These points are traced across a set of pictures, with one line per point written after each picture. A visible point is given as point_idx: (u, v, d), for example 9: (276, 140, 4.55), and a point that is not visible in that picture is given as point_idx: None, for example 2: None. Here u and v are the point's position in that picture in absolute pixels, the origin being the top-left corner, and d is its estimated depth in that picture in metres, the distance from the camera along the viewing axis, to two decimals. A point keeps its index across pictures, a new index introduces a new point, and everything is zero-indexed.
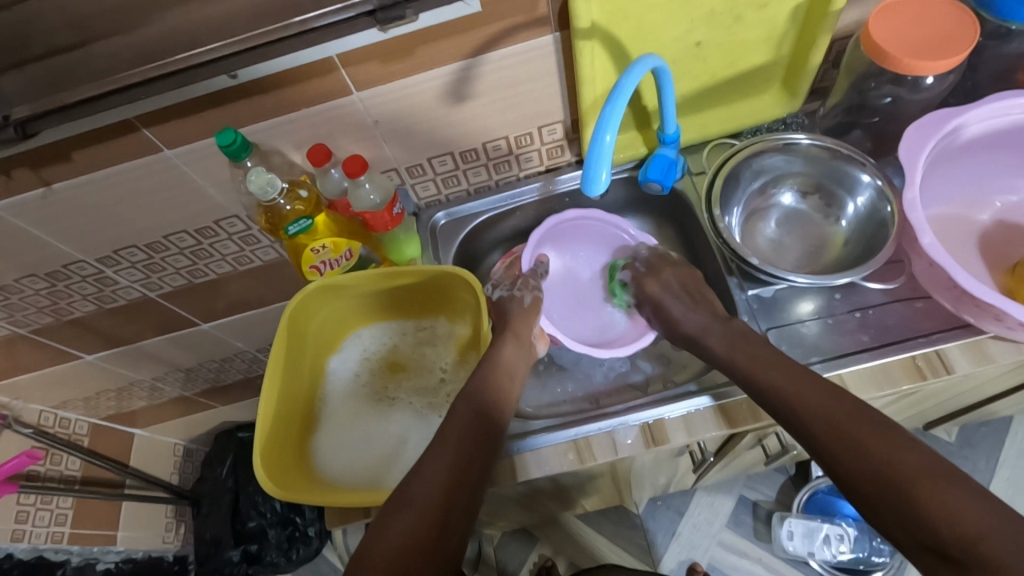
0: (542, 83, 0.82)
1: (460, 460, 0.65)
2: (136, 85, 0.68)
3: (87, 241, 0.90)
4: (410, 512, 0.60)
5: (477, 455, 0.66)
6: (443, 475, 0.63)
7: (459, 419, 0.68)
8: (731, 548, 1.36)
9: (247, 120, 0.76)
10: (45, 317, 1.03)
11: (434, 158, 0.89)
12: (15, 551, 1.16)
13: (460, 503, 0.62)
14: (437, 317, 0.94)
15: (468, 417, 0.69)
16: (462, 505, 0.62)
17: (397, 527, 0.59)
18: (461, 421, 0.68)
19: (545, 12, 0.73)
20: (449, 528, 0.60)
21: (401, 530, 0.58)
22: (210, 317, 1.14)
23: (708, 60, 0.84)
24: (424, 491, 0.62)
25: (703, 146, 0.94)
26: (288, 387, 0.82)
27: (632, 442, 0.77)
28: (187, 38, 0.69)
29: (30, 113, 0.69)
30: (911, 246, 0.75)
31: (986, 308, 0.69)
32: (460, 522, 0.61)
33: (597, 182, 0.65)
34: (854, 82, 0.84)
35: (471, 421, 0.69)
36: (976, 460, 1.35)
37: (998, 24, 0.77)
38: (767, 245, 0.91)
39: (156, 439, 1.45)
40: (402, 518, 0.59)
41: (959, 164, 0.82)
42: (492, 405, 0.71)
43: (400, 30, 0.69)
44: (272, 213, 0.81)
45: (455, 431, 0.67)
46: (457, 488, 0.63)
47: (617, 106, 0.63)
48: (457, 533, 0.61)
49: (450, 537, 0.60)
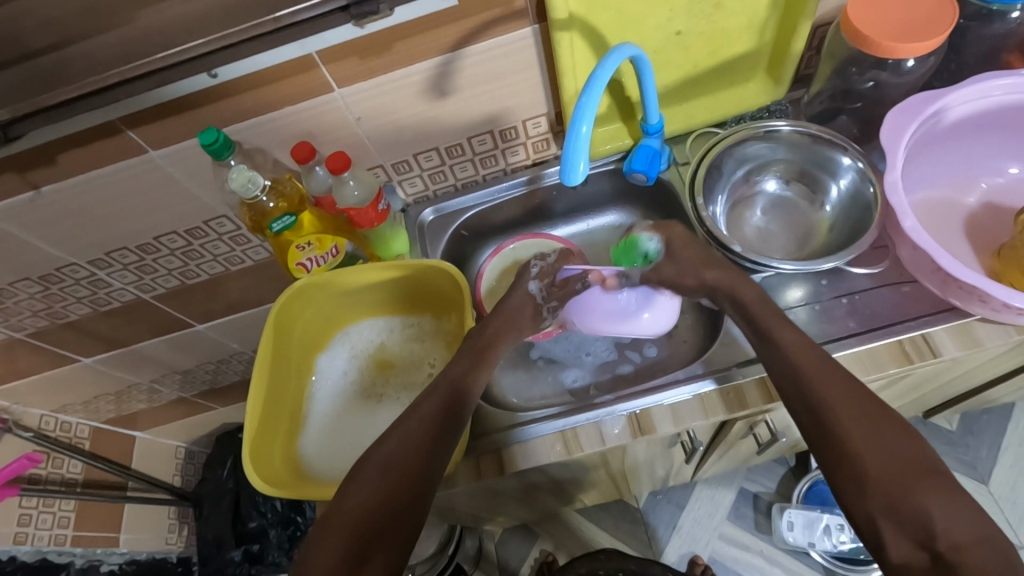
0: (523, 76, 0.82)
1: (424, 439, 0.65)
2: (115, 86, 0.69)
3: (79, 244, 0.91)
4: (365, 486, 0.61)
5: (444, 432, 0.66)
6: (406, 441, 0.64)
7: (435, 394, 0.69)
8: (732, 541, 1.35)
9: (230, 120, 0.77)
10: (41, 321, 1.04)
11: (420, 153, 0.90)
12: (18, 553, 1.17)
13: (422, 475, 0.63)
14: (424, 313, 0.94)
15: (440, 397, 0.69)
16: (423, 479, 0.63)
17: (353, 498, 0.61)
18: (434, 401, 0.69)
19: (522, 4, 0.73)
20: (405, 503, 0.61)
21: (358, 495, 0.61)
22: (206, 318, 1.14)
23: (690, 50, 0.84)
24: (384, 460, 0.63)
25: (688, 136, 0.94)
26: (275, 385, 0.82)
27: (619, 432, 0.77)
28: (166, 39, 0.70)
29: (13, 115, 0.70)
30: (895, 231, 0.75)
31: (971, 290, 0.68)
32: (422, 487, 0.62)
33: (575, 172, 0.65)
34: (837, 68, 0.84)
35: (443, 398, 0.69)
36: (977, 448, 1.35)
37: (979, 5, 0.76)
38: (753, 235, 0.91)
39: (157, 441, 1.46)
40: (363, 487, 0.61)
41: (943, 148, 0.82)
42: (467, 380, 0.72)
43: (377, 25, 0.70)
44: (254, 211, 0.81)
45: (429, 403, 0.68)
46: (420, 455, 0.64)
47: (593, 96, 0.63)
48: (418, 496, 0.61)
49: (409, 500, 0.61)
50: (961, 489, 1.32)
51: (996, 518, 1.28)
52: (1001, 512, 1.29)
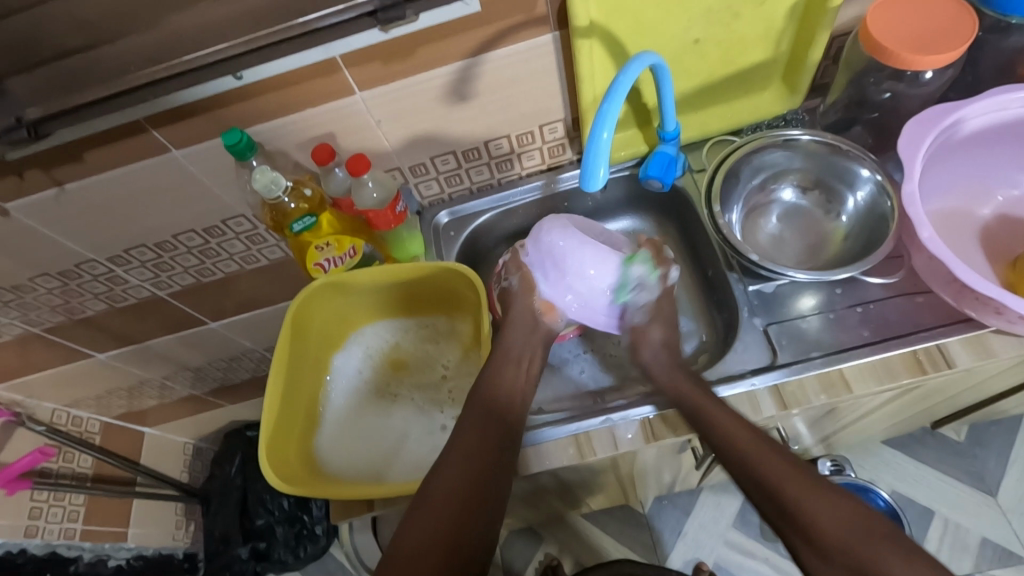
0: (541, 82, 0.83)
1: (477, 450, 0.69)
2: (144, 87, 0.71)
3: (98, 240, 0.92)
4: (432, 510, 0.64)
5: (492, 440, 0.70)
6: (456, 469, 0.67)
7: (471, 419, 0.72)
8: (737, 548, 1.35)
9: (253, 120, 0.78)
10: (58, 316, 1.05)
11: (437, 157, 0.90)
12: (29, 546, 1.18)
13: (485, 484, 0.67)
14: (438, 314, 0.95)
15: (481, 412, 0.73)
16: (485, 491, 0.66)
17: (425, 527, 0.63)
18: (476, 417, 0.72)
19: (544, 11, 0.74)
20: (475, 512, 0.65)
21: (428, 528, 0.63)
22: (219, 316, 1.15)
23: (706, 58, 0.85)
24: (440, 488, 0.66)
25: (703, 143, 0.95)
26: (292, 385, 0.83)
27: (632, 437, 0.77)
28: (193, 40, 0.71)
29: (43, 114, 0.72)
30: (911, 241, 0.75)
31: (986, 301, 0.69)
32: (482, 514, 0.65)
33: (595, 178, 0.66)
34: (853, 79, 0.85)
35: (480, 417, 0.72)
36: (986, 460, 1.34)
37: (997, 19, 0.77)
38: (767, 242, 0.91)
39: (167, 438, 1.47)
40: (427, 515, 0.64)
41: (960, 159, 0.82)
42: (501, 397, 0.75)
43: (401, 31, 0.71)
44: (276, 212, 0.83)
45: (473, 436, 0.70)
46: (474, 494, 0.66)
47: (615, 103, 0.63)
48: (479, 526, 0.64)
49: (473, 523, 0.64)
50: (968, 499, 1.31)
51: (1003, 530, 1.28)
52: (1008, 525, 1.28)
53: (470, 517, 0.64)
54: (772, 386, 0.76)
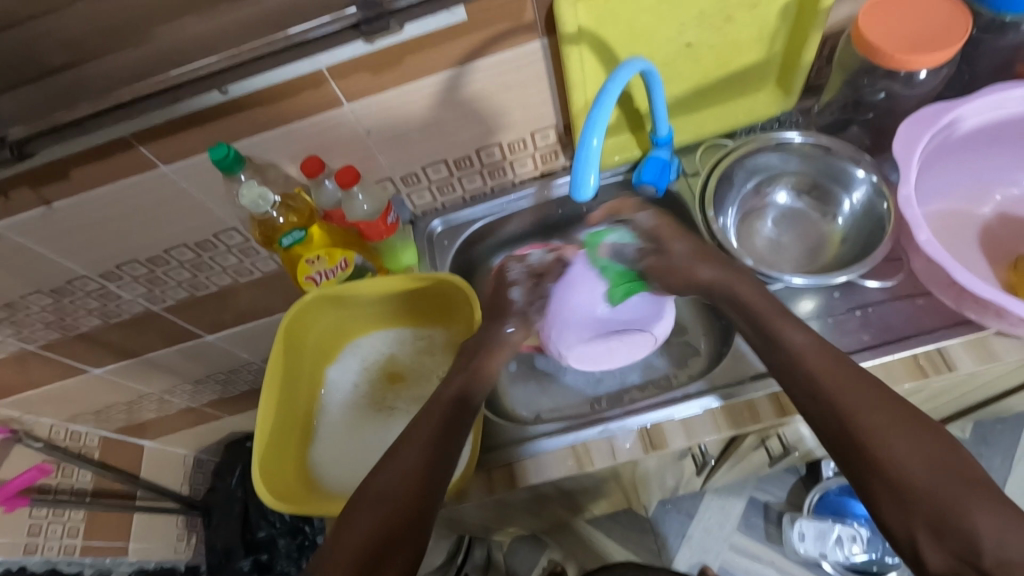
0: (531, 90, 0.82)
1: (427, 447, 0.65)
2: (128, 103, 0.70)
3: (90, 257, 0.91)
4: (371, 512, 0.60)
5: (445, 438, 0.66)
6: (405, 475, 0.63)
7: (432, 420, 0.67)
8: (742, 551, 1.34)
9: (241, 134, 0.77)
10: (53, 332, 1.04)
11: (429, 166, 0.89)
12: (28, 563, 1.13)
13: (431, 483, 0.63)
14: (433, 324, 0.94)
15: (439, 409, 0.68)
16: (429, 492, 0.62)
17: (361, 529, 0.59)
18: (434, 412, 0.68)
19: (532, 18, 0.73)
20: (417, 513, 0.60)
21: (363, 529, 0.59)
22: (216, 329, 1.14)
23: (698, 62, 0.84)
24: (386, 491, 0.62)
25: (698, 146, 0.94)
26: (286, 399, 0.82)
27: (630, 447, 0.76)
28: (178, 56, 0.70)
29: (24, 134, 0.70)
30: (909, 243, 0.74)
31: (986, 304, 0.68)
32: (425, 515, 0.61)
33: (586, 186, 0.64)
34: (847, 79, 0.84)
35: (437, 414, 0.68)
36: (994, 458, 1.33)
37: (992, 16, 0.76)
38: (764, 246, 0.90)
39: (166, 450, 1.47)
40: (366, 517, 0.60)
41: (957, 159, 0.81)
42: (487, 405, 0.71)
43: (387, 41, 0.70)
44: (266, 226, 0.82)
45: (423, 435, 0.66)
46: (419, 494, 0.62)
47: (604, 110, 0.62)
48: (417, 533, 0.60)
49: (415, 532, 0.60)
50: None
51: None
52: None
53: (413, 521, 0.60)
54: (771, 392, 0.76)
